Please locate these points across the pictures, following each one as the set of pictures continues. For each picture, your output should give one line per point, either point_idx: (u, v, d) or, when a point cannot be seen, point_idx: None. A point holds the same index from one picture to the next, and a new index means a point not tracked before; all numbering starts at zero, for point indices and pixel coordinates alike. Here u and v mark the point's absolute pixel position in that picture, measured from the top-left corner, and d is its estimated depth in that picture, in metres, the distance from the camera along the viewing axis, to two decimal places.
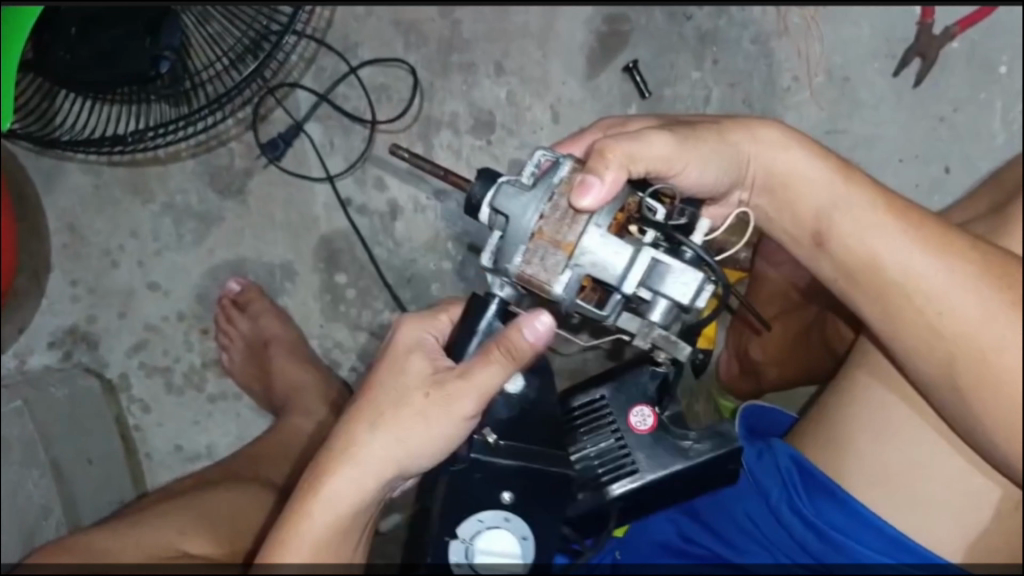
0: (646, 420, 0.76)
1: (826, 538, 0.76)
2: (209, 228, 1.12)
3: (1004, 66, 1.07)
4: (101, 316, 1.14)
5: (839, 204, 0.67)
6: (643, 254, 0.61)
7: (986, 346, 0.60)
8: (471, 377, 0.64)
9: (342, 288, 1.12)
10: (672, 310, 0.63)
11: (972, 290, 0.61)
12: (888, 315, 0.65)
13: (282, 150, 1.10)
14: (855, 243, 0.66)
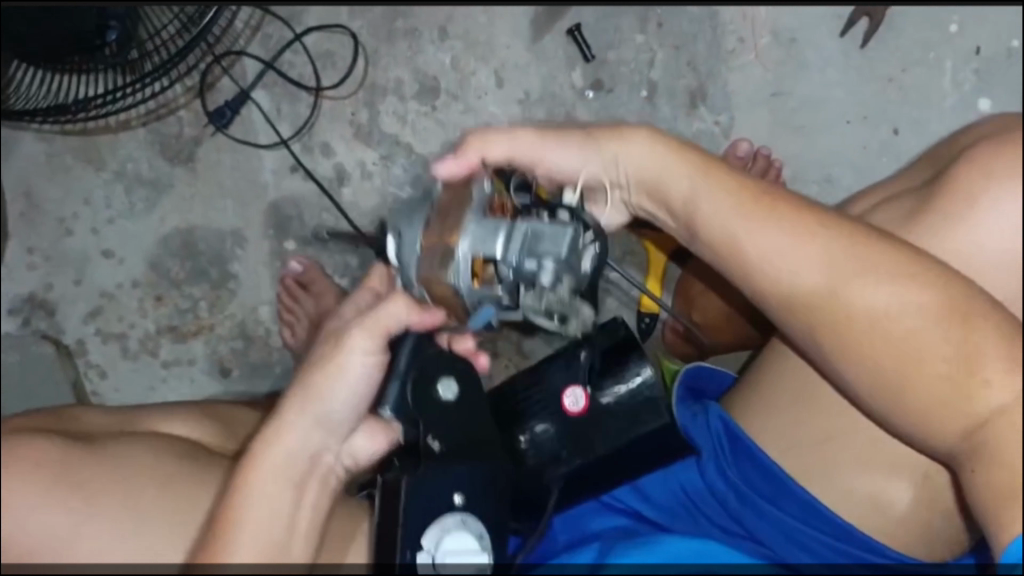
0: (578, 401, 0.75)
1: (748, 501, 0.74)
2: (159, 195, 1.13)
3: (954, 25, 1.06)
4: (57, 284, 1.16)
5: (681, 179, 0.67)
6: (508, 226, 0.59)
7: (851, 307, 0.62)
8: (374, 316, 0.62)
9: (290, 255, 1.14)
10: (555, 266, 0.59)
11: (824, 258, 0.62)
12: (748, 280, 0.65)
13: (229, 119, 1.11)
14: (707, 216, 0.66)
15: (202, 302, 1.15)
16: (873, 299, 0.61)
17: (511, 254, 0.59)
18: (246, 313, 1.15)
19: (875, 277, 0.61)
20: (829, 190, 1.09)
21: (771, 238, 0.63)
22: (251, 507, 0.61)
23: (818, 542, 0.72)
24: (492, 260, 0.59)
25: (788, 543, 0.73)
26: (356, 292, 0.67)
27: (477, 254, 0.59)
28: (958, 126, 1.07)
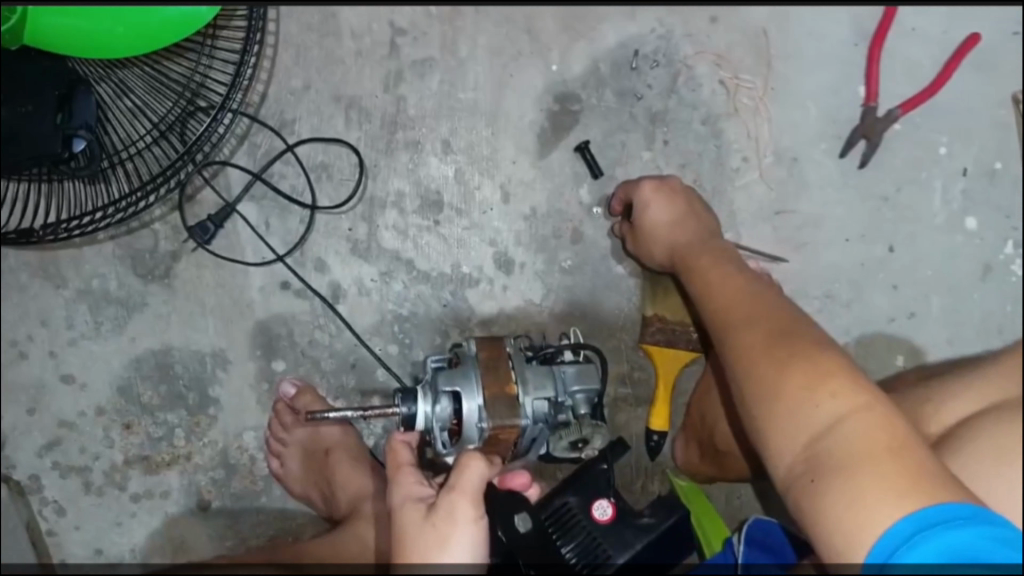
0: (606, 511, 0.84)
1: None
2: (130, 314, 1.03)
3: (943, 147, 1.10)
4: (8, 413, 1.03)
5: (737, 323, 0.84)
6: (558, 373, 0.79)
7: (844, 449, 0.68)
8: (461, 482, 0.71)
9: (279, 375, 1.05)
10: (592, 399, 0.79)
11: (838, 400, 0.72)
12: (781, 421, 0.74)
13: (212, 234, 1.02)
14: (757, 366, 0.78)
15: (178, 429, 1.05)
16: (846, 419, 0.70)
17: (562, 395, 0.78)
18: (229, 440, 1.06)
19: (869, 421, 0.70)
20: (829, 304, 1.10)
21: (787, 380, 0.75)
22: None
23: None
24: (541, 400, 0.76)
25: None
26: (404, 475, 0.75)
27: (531, 393, 0.76)
28: (947, 244, 1.11)
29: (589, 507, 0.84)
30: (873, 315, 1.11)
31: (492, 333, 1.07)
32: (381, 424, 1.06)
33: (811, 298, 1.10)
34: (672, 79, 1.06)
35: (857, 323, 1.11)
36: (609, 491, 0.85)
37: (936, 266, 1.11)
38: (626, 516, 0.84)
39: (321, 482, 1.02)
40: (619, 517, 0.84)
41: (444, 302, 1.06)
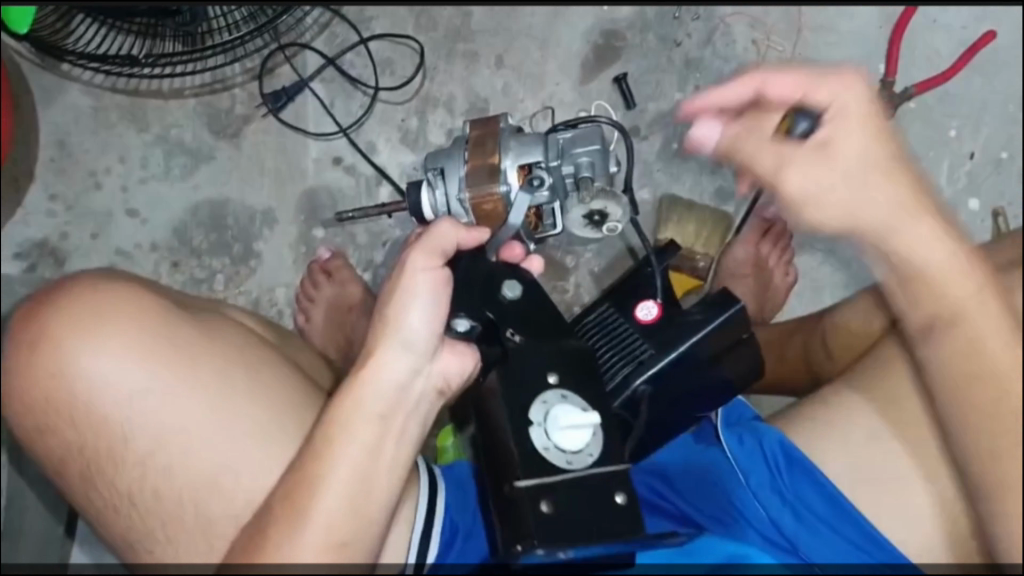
0: (650, 312, 0.80)
1: (804, 522, 0.76)
2: (198, 164, 1.16)
3: (953, 130, 1.18)
4: (73, 235, 1.14)
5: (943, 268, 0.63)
6: (560, 147, 0.81)
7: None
8: (429, 238, 0.70)
9: (317, 242, 1.15)
10: (594, 169, 0.81)
11: None
12: (999, 441, 0.59)
13: (283, 103, 1.16)
14: (969, 355, 0.61)
15: (219, 275, 1.14)
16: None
17: (557, 165, 0.81)
18: (262, 292, 1.15)
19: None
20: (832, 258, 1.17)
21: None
22: (355, 408, 0.69)
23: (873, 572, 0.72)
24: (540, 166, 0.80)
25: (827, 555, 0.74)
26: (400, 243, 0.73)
27: (536, 158, 0.80)
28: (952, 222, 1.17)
29: (633, 307, 0.81)
30: None
31: None
32: None
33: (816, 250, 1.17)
34: (709, 33, 1.19)
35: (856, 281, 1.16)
36: (655, 294, 0.81)
37: None
38: (672, 318, 0.79)
39: (339, 337, 1.09)
40: (663, 318, 0.79)
41: None
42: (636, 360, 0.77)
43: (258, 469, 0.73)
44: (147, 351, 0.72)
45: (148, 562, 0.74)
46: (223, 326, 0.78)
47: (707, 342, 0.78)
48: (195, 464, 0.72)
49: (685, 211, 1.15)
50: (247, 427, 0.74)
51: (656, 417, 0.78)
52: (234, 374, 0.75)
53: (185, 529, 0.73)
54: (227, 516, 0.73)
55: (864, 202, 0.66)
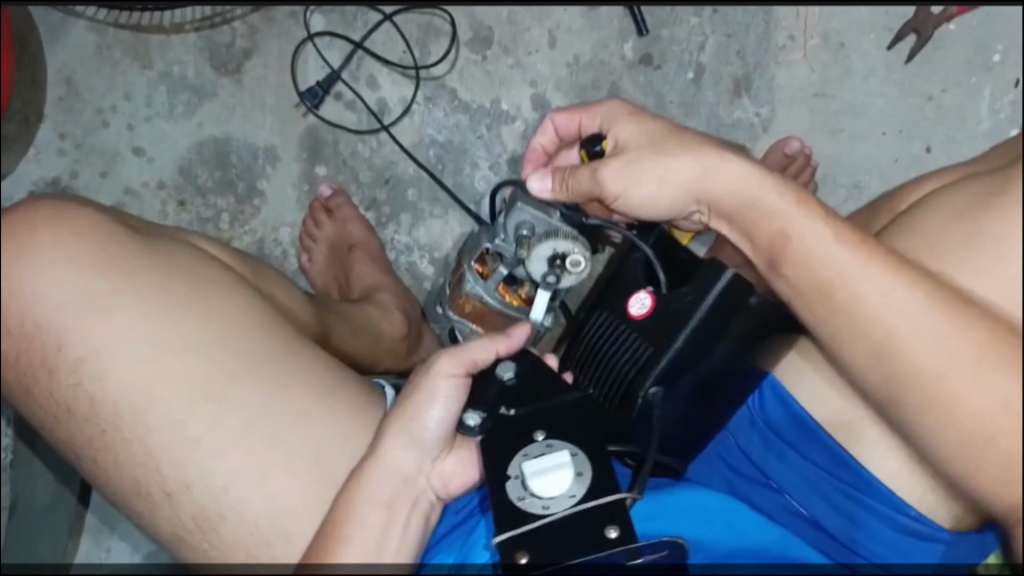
0: (643, 304, 0.71)
1: (777, 449, 0.75)
2: (201, 101, 1.15)
3: (998, 55, 1.09)
4: (83, 173, 1.15)
5: (789, 213, 0.65)
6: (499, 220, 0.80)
7: (935, 375, 0.59)
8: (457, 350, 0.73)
9: (320, 179, 1.14)
10: (536, 226, 0.78)
11: (931, 323, 0.59)
12: (856, 347, 0.63)
13: (320, 99, 1.13)
14: (815, 265, 0.64)
15: (225, 214, 1.14)
16: (938, 360, 0.59)
17: (503, 238, 0.81)
18: (267, 232, 1.15)
19: (973, 339, 0.58)
20: (857, 194, 1.10)
21: (876, 283, 0.61)
22: (357, 502, 0.71)
23: (845, 498, 0.71)
24: (493, 249, 0.82)
25: (805, 485, 0.73)
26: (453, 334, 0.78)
27: (489, 244, 0.83)
28: (989, 152, 1.08)
29: (625, 304, 0.72)
30: None
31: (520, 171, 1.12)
32: (403, 241, 1.13)
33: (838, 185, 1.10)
34: None
35: None
36: (649, 279, 0.73)
37: None
38: (665, 309, 0.70)
39: (340, 275, 1.11)
40: (654, 311, 0.71)
41: (479, 135, 1.13)
42: (636, 368, 0.70)
43: (191, 384, 0.73)
44: (90, 268, 0.74)
45: (97, 473, 0.76)
46: (169, 247, 0.79)
47: (710, 320, 0.69)
48: (130, 380, 0.73)
49: None
50: (183, 342, 0.74)
51: (678, 428, 0.72)
52: (174, 291, 0.75)
53: (122, 436, 0.73)
54: (162, 423, 0.73)
55: (689, 166, 0.69)
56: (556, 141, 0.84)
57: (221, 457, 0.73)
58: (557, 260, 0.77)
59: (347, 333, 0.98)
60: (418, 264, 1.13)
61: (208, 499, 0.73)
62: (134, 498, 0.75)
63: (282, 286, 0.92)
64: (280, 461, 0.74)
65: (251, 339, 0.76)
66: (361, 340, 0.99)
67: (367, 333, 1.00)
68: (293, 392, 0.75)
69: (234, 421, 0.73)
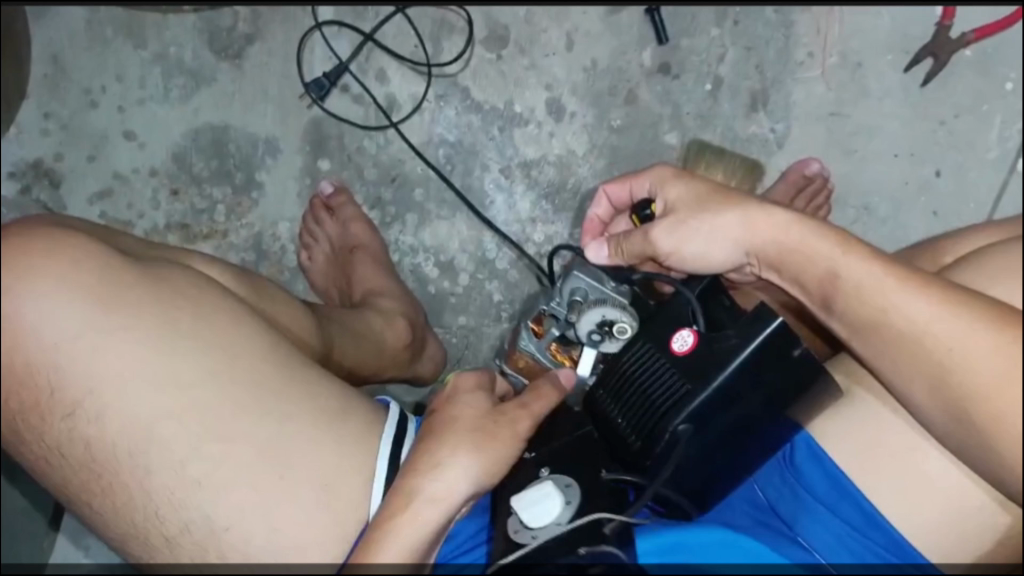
0: (687, 342, 0.70)
1: (807, 505, 0.73)
2: (198, 86, 1.10)
3: (1010, 83, 1.09)
4: (68, 156, 1.09)
5: (833, 255, 0.68)
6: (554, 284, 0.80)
7: (986, 390, 0.61)
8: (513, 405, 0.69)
9: (323, 174, 1.10)
10: (590, 292, 0.78)
11: (973, 338, 0.62)
12: (911, 376, 0.65)
13: (326, 91, 1.09)
14: (858, 303, 0.67)
15: (220, 206, 1.09)
16: (989, 373, 0.61)
17: (558, 301, 0.80)
18: (265, 226, 1.10)
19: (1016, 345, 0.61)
20: (865, 217, 1.10)
21: (918, 308, 0.64)
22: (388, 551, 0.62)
23: (874, 552, 0.70)
24: (549, 310, 0.82)
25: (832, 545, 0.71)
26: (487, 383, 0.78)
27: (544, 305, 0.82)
28: (998, 181, 1.09)
29: (668, 339, 0.72)
30: (908, 238, 1.09)
31: (531, 177, 1.10)
32: (408, 242, 1.10)
33: (848, 207, 1.10)
34: None
35: (892, 241, 1.09)
36: (692, 318, 0.72)
37: (979, 202, 1.09)
38: (707, 346, 0.69)
39: (342, 276, 1.07)
40: (697, 348, 0.69)
41: (490, 136, 1.10)
42: (668, 404, 0.69)
43: (196, 421, 0.69)
44: (87, 300, 0.68)
45: (92, 517, 0.71)
46: (170, 271, 0.74)
47: (755, 362, 0.67)
48: (126, 413, 0.68)
49: (716, 155, 1.08)
50: (187, 376, 0.69)
51: (700, 466, 0.70)
52: (177, 323, 0.70)
53: (119, 478, 0.69)
54: (163, 465, 0.68)
55: (737, 223, 0.72)
56: (611, 211, 0.84)
57: (226, 497, 0.69)
58: (605, 326, 0.77)
59: (349, 342, 0.93)
60: (422, 267, 1.10)
61: (208, 540, 0.69)
62: (132, 541, 0.71)
63: (281, 300, 0.86)
64: (292, 495, 0.69)
65: (260, 370, 0.71)
66: (366, 352, 0.95)
67: (372, 344, 0.96)
68: (301, 420, 0.71)
69: (244, 453, 0.69)
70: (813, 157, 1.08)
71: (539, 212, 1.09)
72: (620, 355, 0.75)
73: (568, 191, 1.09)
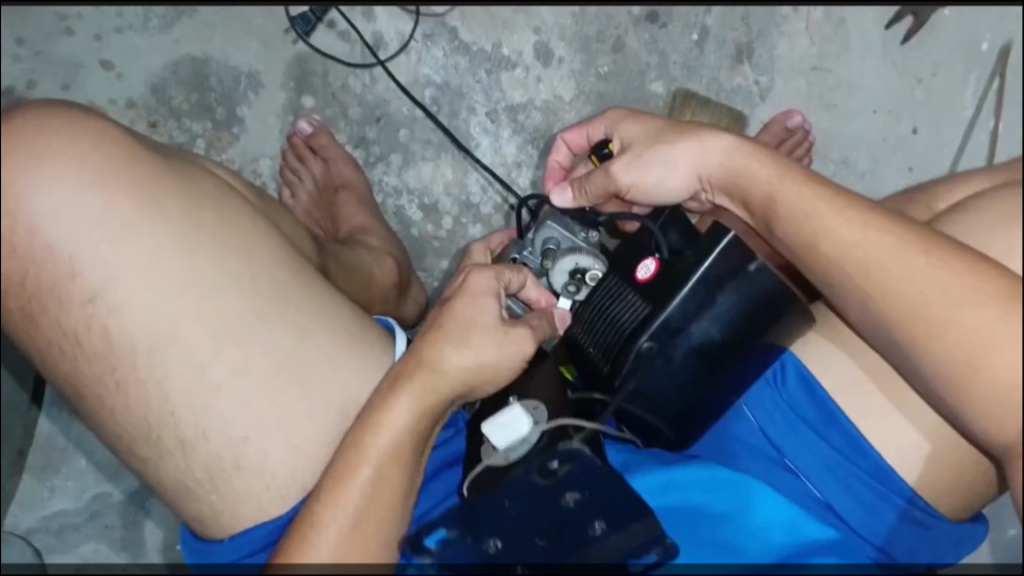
0: (650, 269, 0.71)
1: (795, 432, 0.74)
2: (179, 16, 1.07)
3: (986, 43, 1.11)
4: (42, 84, 1.05)
5: (775, 184, 0.68)
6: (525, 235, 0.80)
7: (921, 312, 0.61)
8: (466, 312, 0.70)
9: (307, 111, 1.08)
10: (562, 241, 0.78)
11: (915, 260, 0.62)
12: (864, 305, 0.64)
13: (312, 26, 1.07)
14: (799, 235, 0.66)
15: (200, 140, 1.07)
16: (927, 290, 0.61)
17: (530, 252, 0.79)
18: (246, 163, 1.08)
19: (958, 268, 0.61)
20: (845, 170, 1.12)
21: (852, 234, 0.64)
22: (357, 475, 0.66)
23: (857, 480, 0.71)
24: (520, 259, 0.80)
25: (815, 469, 0.73)
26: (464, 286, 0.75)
27: (515, 255, 0.81)
28: (971, 139, 1.12)
29: (633, 270, 0.72)
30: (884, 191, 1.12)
31: (518, 121, 1.09)
32: (392, 183, 1.09)
33: (829, 159, 1.12)
34: None
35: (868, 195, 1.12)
36: (655, 247, 0.71)
37: (952, 158, 1.12)
38: (671, 269, 0.69)
39: (325, 215, 1.05)
40: (661, 275, 0.69)
41: (477, 79, 1.09)
42: (633, 324, 0.69)
43: (219, 325, 0.66)
44: (108, 184, 0.63)
45: (93, 423, 0.68)
46: (189, 168, 0.69)
47: (710, 276, 0.67)
48: (151, 307, 0.64)
49: (703, 102, 1.07)
50: (210, 277, 0.66)
51: (670, 381, 0.69)
52: (200, 220, 0.66)
53: (136, 376, 0.65)
54: (185, 367, 0.65)
55: (683, 156, 0.72)
56: (569, 157, 0.85)
57: (244, 405, 0.67)
58: (578, 274, 0.77)
59: (342, 275, 0.91)
60: (406, 209, 1.09)
61: (226, 448, 0.67)
62: (140, 443, 0.67)
63: (288, 220, 0.84)
64: (305, 408, 0.69)
65: (279, 282, 0.69)
66: (359, 285, 0.92)
67: (360, 280, 0.93)
68: (317, 330, 0.70)
69: (264, 361, 0.67)
70: (796, 109, 1.10)
71: (524, 156, 1.09)
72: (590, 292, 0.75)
73: (553, 136, 1.10)
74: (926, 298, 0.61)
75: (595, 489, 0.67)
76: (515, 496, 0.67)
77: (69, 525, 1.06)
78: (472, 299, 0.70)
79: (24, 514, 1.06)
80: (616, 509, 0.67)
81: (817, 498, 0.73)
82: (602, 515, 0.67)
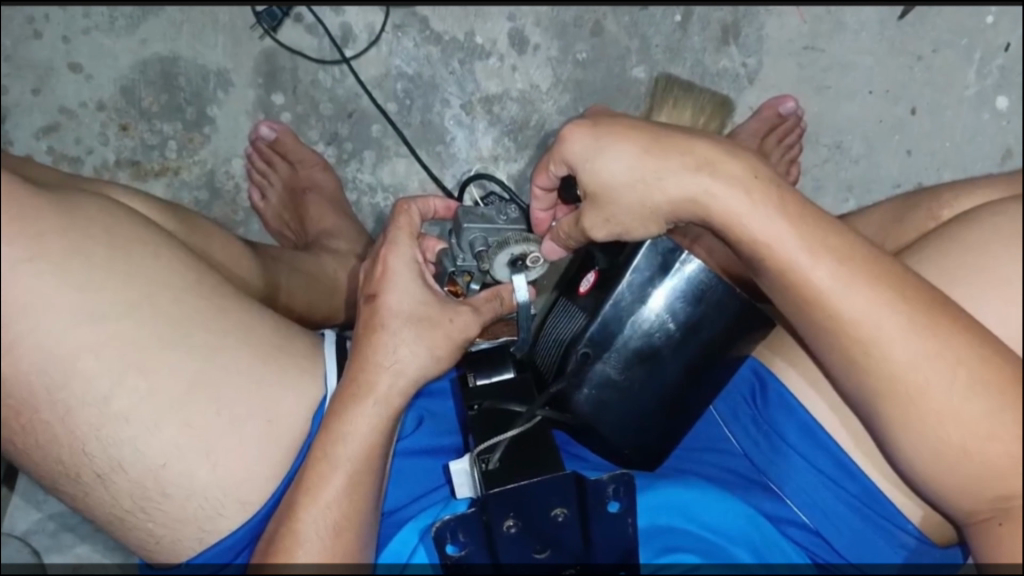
0: (587, 282, 0.73)
1: (778, 451, 0.73)
2: (146, 15, 1.06)
3: (990, 17, 1.06)
4: (12, 88, 1.04)
5: (710, 191, 0.63)
6: (453, 247, 0.73)
7: (905, 377, 0.59)
8: (432, 319, 0.68)
9: (277, 110, 1.06)
10: (488, 238, 0.72)
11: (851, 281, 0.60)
12: (852, 368, 0.61)
13: (279, 21, 1.05)
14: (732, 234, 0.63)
15: (171, 141, 1.06)
16: (905, 354, 0.58)
17: (462, 257, 0.72)
18: (218, 163, 1.07)
19: (927, 335, 0.58)
20: (838, 155, 1.06)
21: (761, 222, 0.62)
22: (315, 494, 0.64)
23: (845, 502, 0.70)
24: (457, 270, 0.73)
25: (804, 490, 0.72)
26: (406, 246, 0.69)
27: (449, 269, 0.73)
28: (972, 122, 1.06)
29: (575, 286, 0.74)
30: (878, 177, 1.06)
31: (493, 113, 1.06)
32: (366, 180, 1.07)
33: (820, 145, 1.06)
34: None
35: (863, 180, 1.06)
36: (592, 261, 0.73)
37: (956, 140, 1.06)
38: (608, 273, 0.71)
39: (296, 218, 1.03)
40: (596, 287, 0.71)
41: (451, 70, 1.06)
42: (573, 334, 0.71)
43: (117, 356, 0.64)
44: None
45: (20, 455, 0.66)
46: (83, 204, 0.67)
47: (649, 267, 0.69)
48: (43, 346, 0.62)
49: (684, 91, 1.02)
50: (106, 308, 0.64)
51: (642, 392, 0.70)
52: (90, 255, 0.64)
53: (40, 414, 0.64)
54: (83, 406, 0.64)
55: (668, 186, 0.64)
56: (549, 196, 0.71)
57: (155, 435, 0.65)
58: (519, 261, 0.71)
59: (298, 284, 0.90)
60: (381, 207, 1.07)
61: (145, 478, 0.66)
62: (64, 478, 0.66)
63: (227, 241, 0.83)
64: (231, 442, 0.68)
65: (184, 304, 0.67)
66: (319, 293, 0.93)
67: (322, 287, 0.94)
68: (229, 360, 0.68)
69: (173, 389, 0.66)
70: (789, 94, 1.05)
71: (501, 150, 1.06)
72: (540, 328, 0.76)
73: (531, 128, 1.06)
74: (911, 377, 0.59)
75: (513, 507, 0.63)
76: (474, 549, 0.65)
77: (67, 524, 1.02)
78: (400, 293, 0.68)
79: (21, 514, 1.02)
80: (554, 494, 0.63)
81: (803, 524, 0.72)
82: (561, 501, 0.64)
